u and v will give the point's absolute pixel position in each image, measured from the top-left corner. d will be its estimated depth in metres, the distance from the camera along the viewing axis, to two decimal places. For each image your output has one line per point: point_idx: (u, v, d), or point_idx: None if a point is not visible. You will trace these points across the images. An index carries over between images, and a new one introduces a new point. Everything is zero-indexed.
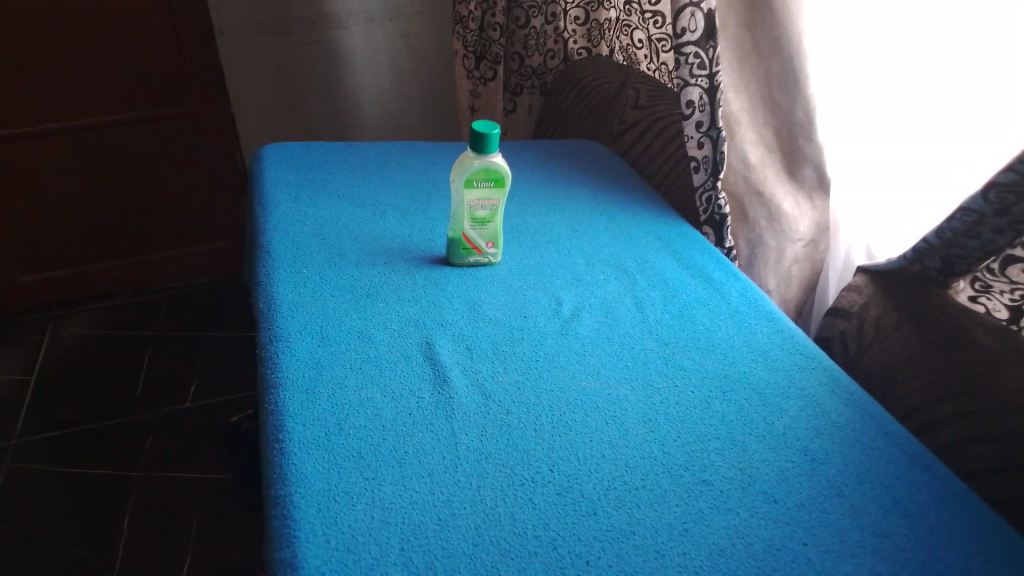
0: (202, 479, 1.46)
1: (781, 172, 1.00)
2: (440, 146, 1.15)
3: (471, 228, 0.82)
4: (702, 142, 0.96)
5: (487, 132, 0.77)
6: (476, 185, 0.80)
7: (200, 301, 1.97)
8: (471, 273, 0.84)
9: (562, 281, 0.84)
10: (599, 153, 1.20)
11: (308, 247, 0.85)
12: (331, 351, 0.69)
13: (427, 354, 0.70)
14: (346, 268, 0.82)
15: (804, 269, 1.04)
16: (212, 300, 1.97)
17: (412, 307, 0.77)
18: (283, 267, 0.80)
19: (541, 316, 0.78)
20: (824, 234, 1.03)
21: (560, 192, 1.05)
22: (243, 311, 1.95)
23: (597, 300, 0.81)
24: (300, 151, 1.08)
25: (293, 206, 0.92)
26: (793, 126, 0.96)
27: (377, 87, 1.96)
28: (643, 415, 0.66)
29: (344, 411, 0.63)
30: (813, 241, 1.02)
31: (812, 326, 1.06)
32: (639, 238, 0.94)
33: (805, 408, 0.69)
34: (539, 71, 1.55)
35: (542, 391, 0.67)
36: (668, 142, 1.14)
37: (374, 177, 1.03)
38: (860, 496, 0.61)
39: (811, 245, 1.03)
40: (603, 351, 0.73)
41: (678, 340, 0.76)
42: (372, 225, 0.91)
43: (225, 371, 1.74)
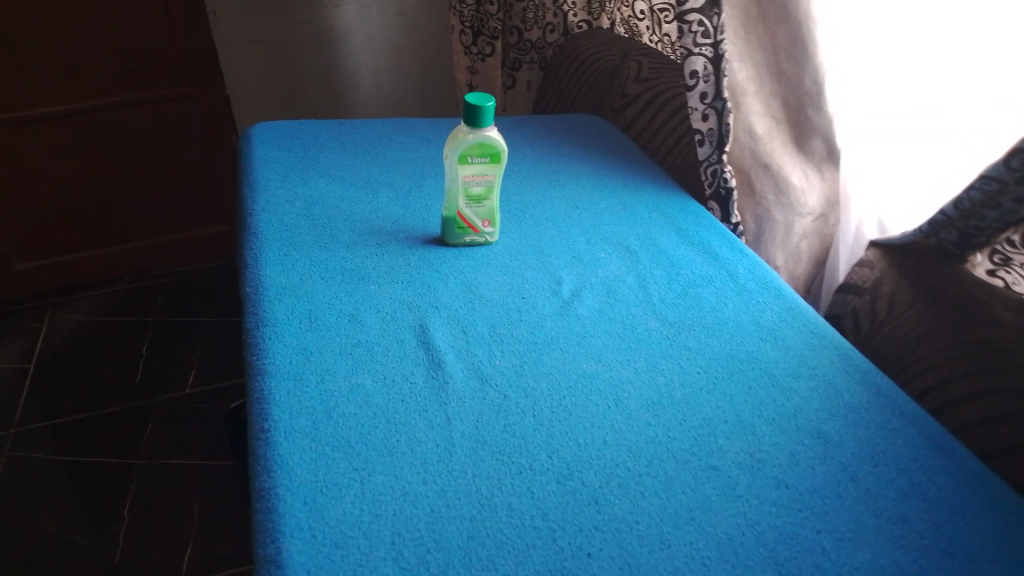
0: (203, 466, 1.44)
1: (789, 144, 0.96)
2: (437, 122, 1.12)
3: (466, 205, 0.79)
4: (707, 114, 0.92)
5: (481, 104, 0.73)
6: (470, 161, 0.76)
7: (200, 286, 1.94)
8: (468, 253, 0.81)
9: (561, 261, 0.81)
10: (603, 128, 1.17)
11: (298, 228, 0.81)
12: (320, 336, 0.66)
13: (421, 338, 0.67)
14: (337, 249, 0.79)
15: (814, 245, 1.01)
16: (211, 286, 1.95)
17: (405, 290, 0.74)
18: (272, 248, 0.77)
19: (539, 297, 0.74)
20: (833, 208, 0.99)
21: (560, 168, 1.01)
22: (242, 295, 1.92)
23: (598, 280, 0.78)
24: (291, 129, 1.04)
25: (284, 186, 0.89)
26: (801, 96, 0.92)
27: (374, 66, 1.92)
28: (646, 398, 0.63)
29: (332, 398, 0.60)
30: (823, 216, 0.99)
31: (822, 304, 1.02)
32: (643, 215, 0.90)
33: (817, 388, 0.66)
34: (538, 45, 1.51)
35: (541, 374, 0.64)
36: (671, 115, 1.10)
37: (367, 156, 0.99)
38: (876, 481, 0.58)
39: (820, 220, 0.99)
40: (604, 333, 0.70)
41: (683, 320, 0.73)
42: (364, 205, 0.87)
43: (225, 357, 1.71)
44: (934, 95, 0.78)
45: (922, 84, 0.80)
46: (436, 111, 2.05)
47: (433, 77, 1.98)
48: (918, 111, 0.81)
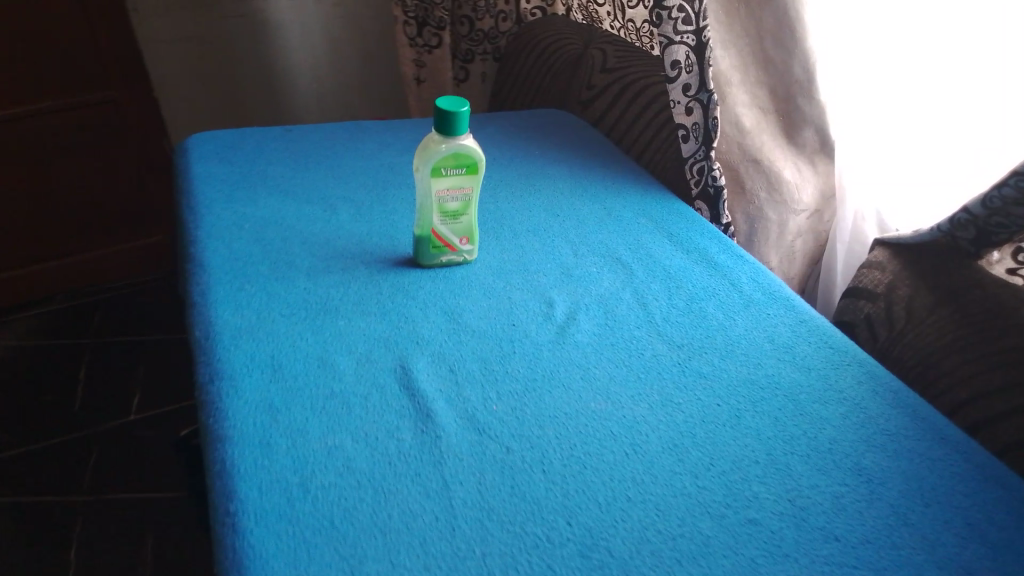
0: (154, 498, 1.32)
1: (779, 137, 0.90)
2: (395, 125, 1.02)
3: (441, 222, 0.71)
4: (692, 107, 0.85)
5: (454, 110, 0.65)
6: (444, 173, 0.68)
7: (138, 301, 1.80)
8: (446, 274, 0.72)
9: (550, 279, 0.73)
10: (573, 123, 1.09)
11: (250, 256, 0.72)
12: (287, 387, 0.57)
13: (403, 383, 0.59)
14: (298, 280, 0.69)
15: (808, 243, 0.95)
16: (150, 301, 1.81)
17: (379, 324, 0.65)
18: (223, 282, 0.68)
19: (531, 324, 0.66)
20: (828, 204, 0.93)
21: (534, 171, 0.93)
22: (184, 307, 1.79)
23: (592, 299, 0.70)
24: (232, 141, 0.93)
25: (230, 207, 0.79)
26: (791, 85, 0.86)
27: (313, 61, 1.80)
28: (666, 440, 0.55)
29: (307, 465, 0.51)
30: (817, 212, 0.93)
31: (818, 305, 0.96)
32: (630, 220, 0.83)
33: (848, 414, 0.59)
34: (492, 34, 1.43)
35: (546, 418, 0.56)
36: (646, 108, 1.03)
37: (321, 166, 0.90)
38: (931, 525, 0.51)
39: (815, 216, 0.93)
40: (608, 363, 0.62)
41: (693, 341, 0.66)
42: (323, 225, 0.78)
43: (171, 380, 1.58)
44: (941, 81, 0.73)
45: (926, 69, 0.74)
46: (384, 107, 1.94)
47: (378, 72, 1.87)
48: (921, 99, 0.76)
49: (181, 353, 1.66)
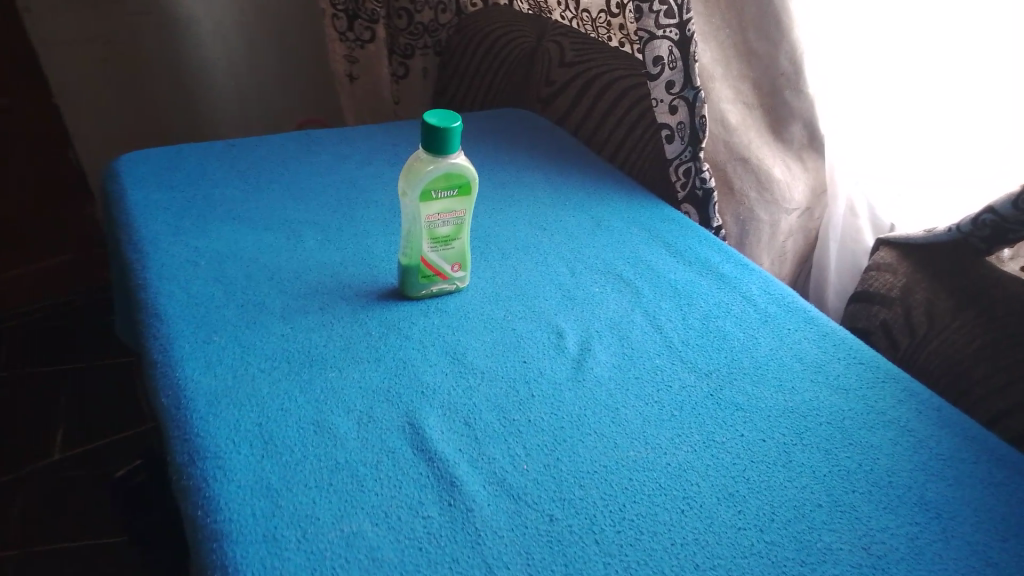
0: (84, 546, 1.15)
1: (765, 133, 0.85)
2: (348, 134, 0.93)
3: (431, 249, 0.63)
4: (676, 106, 0.80)
5: (445, 125, 0.57)
6: (435, 196, 0.60)
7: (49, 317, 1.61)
8: (438, 307, 0.65)
9: (553, 304, 0.66)
10: (539, 124, 1.02)
11: (214, 299, 0.63)
12: (283, 463, 0.49)
13: (417, 444, 0.51)
14: (273, 324, 0.61)
15: (798, 241, 0.91)
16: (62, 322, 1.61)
17: (375, 373, 0.57)
18: (186, 335, 0.59)
19: (544, 359, 0.60)
20: (817, 200, 0.89)
21: (508, 180, 0.86)
22: (101, 327, 1.60)
23: (603, 325, 0.64)
24: (168, 162, 0.83)
25: (178, 241, 0.69)
26: (776, 78, 0.82)
27: (233, 62, 1.65)
28: (720, 490, 0.50)
29: (327, 562, 0.43)
30: (807, 210, 0.89)
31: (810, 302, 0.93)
32: (622, 230, 0.77)
33: (897, 440, 0.56)
34: (431, 26, 1.28)
35: (585, 475, 0.50)
36: (615, 105, 0.97)
37: (275, 186, 0.80)
38: (1015, 560, 0.47)
39: (804, 213, 0.89)
40: (637, 400, 0.57)
41: (719, 368, 0.61)
42: (290, 256, 0.69)
43: (100, 411, 1.40)
44: (940, 72, 0.69)
45: (923, 60, 0.70)
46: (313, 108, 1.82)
47: (303, 67, 1.74)
48: (918, 94, 0.72)
49: (112, 380, 1.47)
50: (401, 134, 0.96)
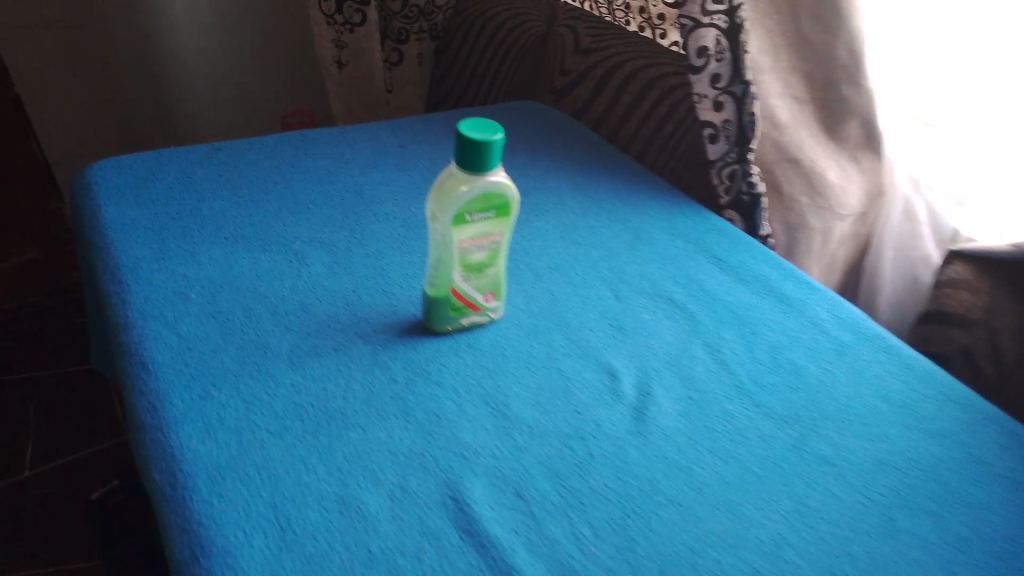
0: None
1: (817, 132, 0.76)
2: (347, 134, 0.84)
3: (462, 278, 0.55)
4: (721, 102, 0.72)
5: (486, 139, 0.49)
6: (470, 219, 0.52)
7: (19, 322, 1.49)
8: (470, 343, 0.56)
9: (600, 337, 0.58)
10: (555, 118, 0.93)
11: (209, 340, 0.54)
12: (305, 557, 0.40)
13: (463, 525, 0.43)
14: (280, 371, 0.52)
15: (849, 249, 0.82)
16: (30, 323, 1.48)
17: (405, 431, 0.48)
18: (179, 389, 0.50)
19: (599, 408, 0.51)
20: (874, 204, 0.79)
21: (531, 187, 0.77)
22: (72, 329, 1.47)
23: (660, 361, 0.56)
24: (147, 170, 0.73)
25: (162, 268, 0.60)
26: (831, 70, 0.73)
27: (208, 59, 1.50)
28: (825, 571, 0.42)
29: None
30: (862, 215, 0.79)
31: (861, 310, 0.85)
32: (664, 244, 0.69)
33: (1012, 498, 0.48)
34: (428, 9, 1.18)
35: (666, 561, 0.42)
36: (642, 98, 0.88)
37: (271, 198, 0.71)
38: None
39: (857, 220, 0.79)
40: (711, 457, 0.49)
41: (798, 412, 0.53)
42: (293, 284, 0.60)
43: (79, 420, 1.29)
44: None
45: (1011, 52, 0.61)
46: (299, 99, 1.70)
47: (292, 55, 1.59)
48: (998, 91, 0.64)
49: (90, 384, 1.35)
50: (407, 130, 0.87)
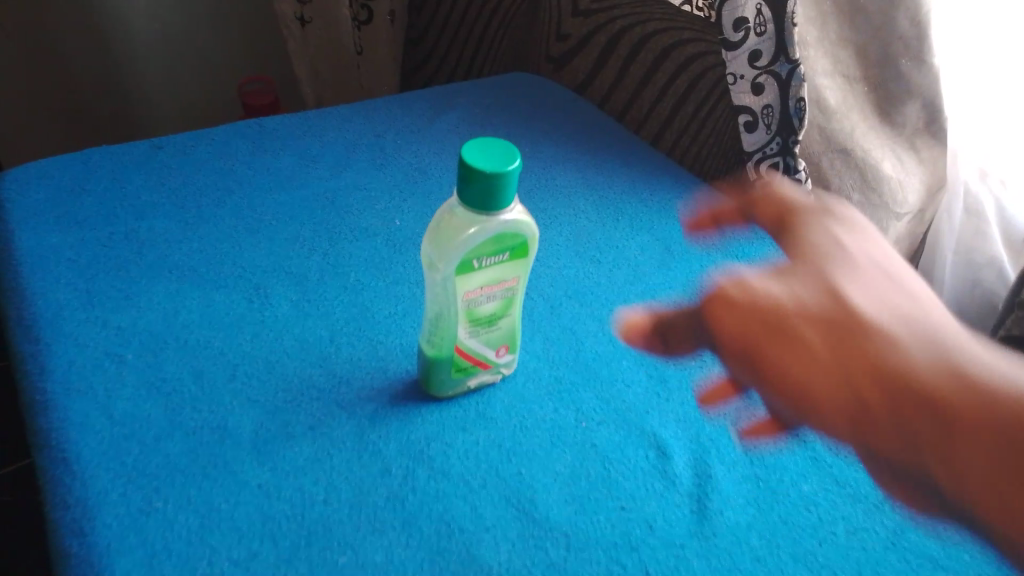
0: None
1: (871, 117, 0.65)
2: (313, 119, 0.71)
3: (469, 334, 0.43)
4: (761, 84, 0.60)
5: (497, 169, 0.37)
6: (478, 265, 0.41)
7: None
8: (481, 409, 0.45)
9: (639, 394, 0.47)
10: (555, 93, 0.80)
11: (151, 422, 0.42)
12: None
13: None
14: (242, 465, 0.41)
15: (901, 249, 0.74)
16: None
17: (410, 551, 0.38)
18: (113, 500, 0.38)
19: (650, 501, 0.41)
20: (932, 200, 0.71)
21: (536, 185, 0.65)
22: None
23: (716, 428, 0.45)
24: (71, 180, 0.60)
25: (90, 320, 0.48)
26: (890, 43, 0.61)
27: (186, 58, 1.15)
28: None
29: None
30: (919, 212, 0.71)
31: None
32: (702, 261, 0.58)
33: None
34: None
35: None
36: (656, 71, 0.75)
37: (226, 212, 0.58)
38: None
39: (914, 218, 0.72)
40: (796, 568, 0.39)
41: None
42: (256, 334, 0.48)
43: None
44: None
45: None
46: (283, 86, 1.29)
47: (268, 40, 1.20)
48: None
49: None
50: (384, 112, 0.74)
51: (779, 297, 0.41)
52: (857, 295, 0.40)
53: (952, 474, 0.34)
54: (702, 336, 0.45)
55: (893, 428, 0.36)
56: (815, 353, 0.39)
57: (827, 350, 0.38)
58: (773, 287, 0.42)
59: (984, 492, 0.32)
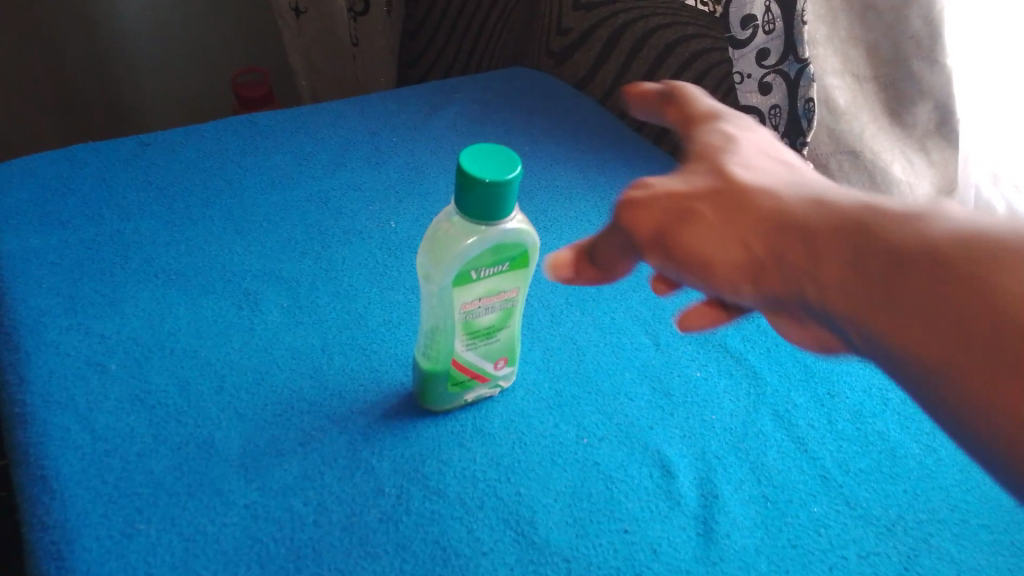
0: None
1: (881, 119, 0.63)
2: (308, 115, 0.69)
3: (467, 347, 0.41)
4: (769, 83, 0.58)
5: (496, 177, 0.35)
6: (476, 276, 0.39)
7: None
8: (478, 425, 0.44)
9: (642, 408, 0.45)
10: (556, 89, 0.78)
11: (133, 438, 0.40)
12: None
13: None
14: (229, 483, 0.39)
15: None
16: None
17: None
18: (93, 521, 0.37)
19: (654, 524, 0.39)
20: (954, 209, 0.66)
21: (536, 186, 0.63)
22: None
23: (722, 445, 0.44)
24: (56, 177, 0.58)
25: (72, 327, 0.46)
26: (900, 42, 0.59)
27: (179, 53, 1.13)
28: None
29: None
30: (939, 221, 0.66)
31: None
32: None
33: None
34: None
35: None
36: (659, 68, 0.73)
37: (215, 212, 0.56)
38: None
39: None
40: None
41: (901, 515, 0.41)
42: (244, 344, 0.47)
43: None
44: None
45: None
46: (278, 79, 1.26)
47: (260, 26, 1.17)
48: None
49: None
50: (380, 108, 0.72)
51: (675, 188, 0.32)
52: (789, 184, 0.31)
53: (903, 331, 0.24)
54: (634, 250, 0.34)
55: (836, 277, 0.27)
56: (735, 219, 0.30)
57: (769, 199, 0.30)
58: (687, 182, 0.33)
59: (943, 345, 0.23)
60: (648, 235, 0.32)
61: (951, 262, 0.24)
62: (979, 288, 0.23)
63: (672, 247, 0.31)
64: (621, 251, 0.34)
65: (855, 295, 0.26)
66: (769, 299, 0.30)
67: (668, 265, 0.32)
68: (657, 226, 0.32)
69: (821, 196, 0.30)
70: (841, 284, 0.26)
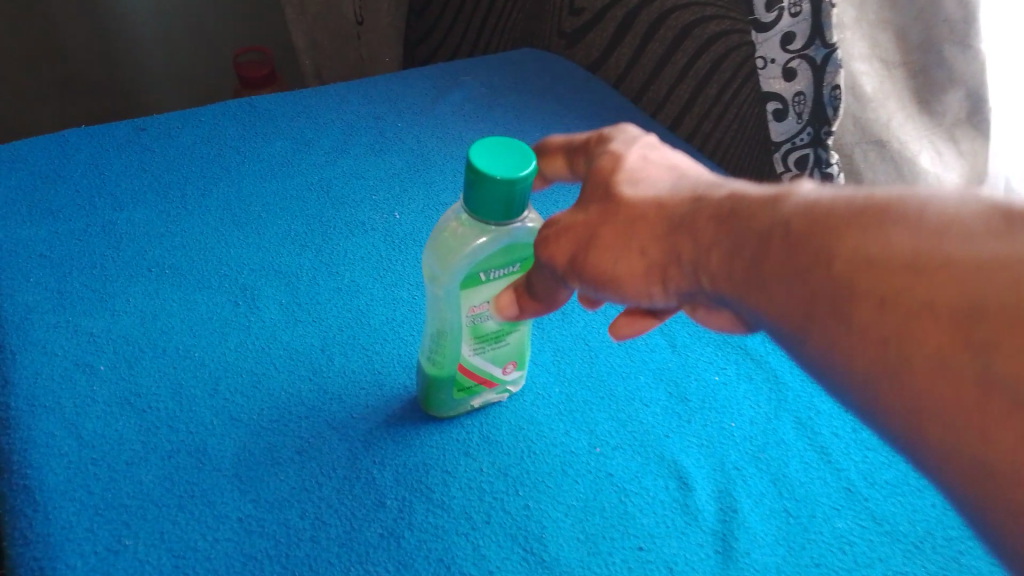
0: None
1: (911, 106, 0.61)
2: (309, 99, 0.66)
3: (475, 353, 0.39)
4: (793, 69, 0.55)
5: (506, 174, 0.32)
6: (485, 278, 0.36)
7: None
8: (487, 432, 0.41)
9: (657, 415, 0.43)
10: (566, 71, 0.75)
11: (122, 446, 0.38)
12: None
13: None
14: (222, 495, 0.37)
15: None
16: None
17: None
18: (78, 535, 0.35)
19: (670, 541, 0.37)
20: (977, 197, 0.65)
21: None
22: None
23: (742, 455, 0.41)
24: (47, 164, 0.55)
25: (61, 325, 0.44)
26: (932, 27, 0.57)
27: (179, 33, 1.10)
28: None
29: None
30: None
31: None
32: None
33: None
34: None
35: None
36: (675, 49, 0.70)
37: (211, 202, 0.54)
38: None
39: None
40: None
41: (930, 531, 0.39)
42: (240, 343, 0.44)
43: None
44: None
45: None
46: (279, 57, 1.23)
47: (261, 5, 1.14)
48: None
49: None
50: (385, 91, 0.69)
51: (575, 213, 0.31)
52: (673, 184, 0.30)
53: (786, 307, 0.23)
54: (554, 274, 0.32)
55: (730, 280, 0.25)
56: (631, 227, 0.29)
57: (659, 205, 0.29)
58: (586, 206, 0.31)
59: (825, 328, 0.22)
60: (565, 263, 0.30)
61: (811, 237, 0.23)
62: (838, 258, 0.22)
63: (583, 269, 0.30)
64: (553, 281, 0.33)
65: (738, 281, 0.25)
66: (683, 297, 0.28)
67: (588, 288, 0.30)
68: (569, 251, 0.30)
69: (700, 191, 0.29)
70: (727, 271, 0.25)
